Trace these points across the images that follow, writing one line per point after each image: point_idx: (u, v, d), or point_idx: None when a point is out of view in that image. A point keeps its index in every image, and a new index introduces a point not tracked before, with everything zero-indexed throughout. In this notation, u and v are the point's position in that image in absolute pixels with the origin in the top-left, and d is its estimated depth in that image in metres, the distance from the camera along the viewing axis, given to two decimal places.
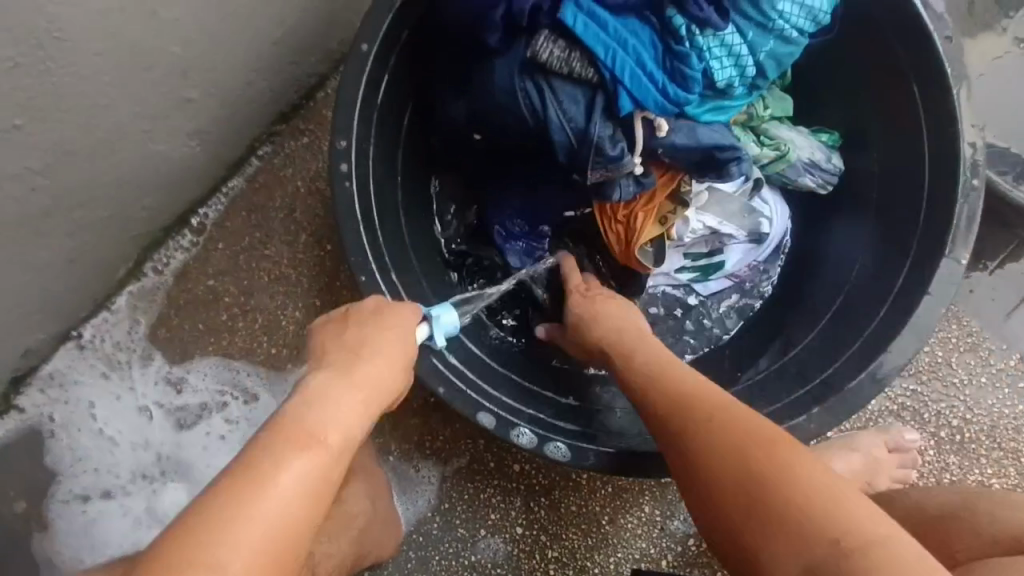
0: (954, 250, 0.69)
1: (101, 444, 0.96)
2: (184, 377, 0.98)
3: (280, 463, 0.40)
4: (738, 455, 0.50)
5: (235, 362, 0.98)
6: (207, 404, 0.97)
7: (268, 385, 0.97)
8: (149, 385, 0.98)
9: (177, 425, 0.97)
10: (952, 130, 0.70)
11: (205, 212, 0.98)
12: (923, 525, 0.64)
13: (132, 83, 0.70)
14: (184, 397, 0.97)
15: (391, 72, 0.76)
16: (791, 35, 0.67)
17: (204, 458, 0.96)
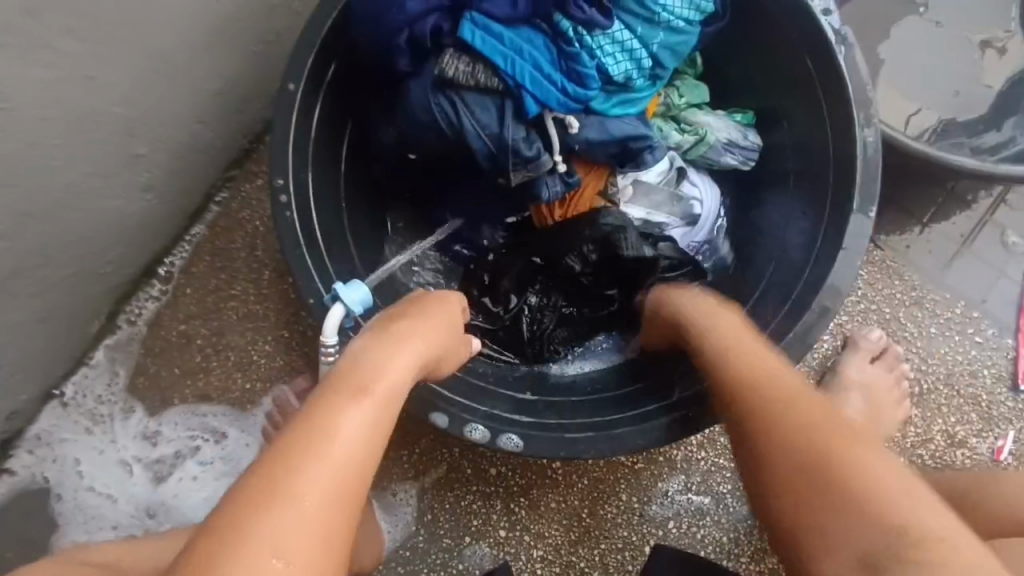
0: (861, 205, 0.74)
1: (87, 499, 0.99)
2: (158, 429, 1.01)
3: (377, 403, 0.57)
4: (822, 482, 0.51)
5: (201, 407, 1.01)
6: (180, 452, 1.01)
7: (237, 422, 1.01)
8: (129, 438, 1.01)
9: (155, 474, 1.00)
10: (845, 95, 0.75)
11: (172, 261, 1.03)
12: None
13: (79, 145, 0.74)
14: (159, 446, 1.01)
15: (321, 108, 0.80)
16: (678, 26, 0.73)
17: (186, 502, 0.99)
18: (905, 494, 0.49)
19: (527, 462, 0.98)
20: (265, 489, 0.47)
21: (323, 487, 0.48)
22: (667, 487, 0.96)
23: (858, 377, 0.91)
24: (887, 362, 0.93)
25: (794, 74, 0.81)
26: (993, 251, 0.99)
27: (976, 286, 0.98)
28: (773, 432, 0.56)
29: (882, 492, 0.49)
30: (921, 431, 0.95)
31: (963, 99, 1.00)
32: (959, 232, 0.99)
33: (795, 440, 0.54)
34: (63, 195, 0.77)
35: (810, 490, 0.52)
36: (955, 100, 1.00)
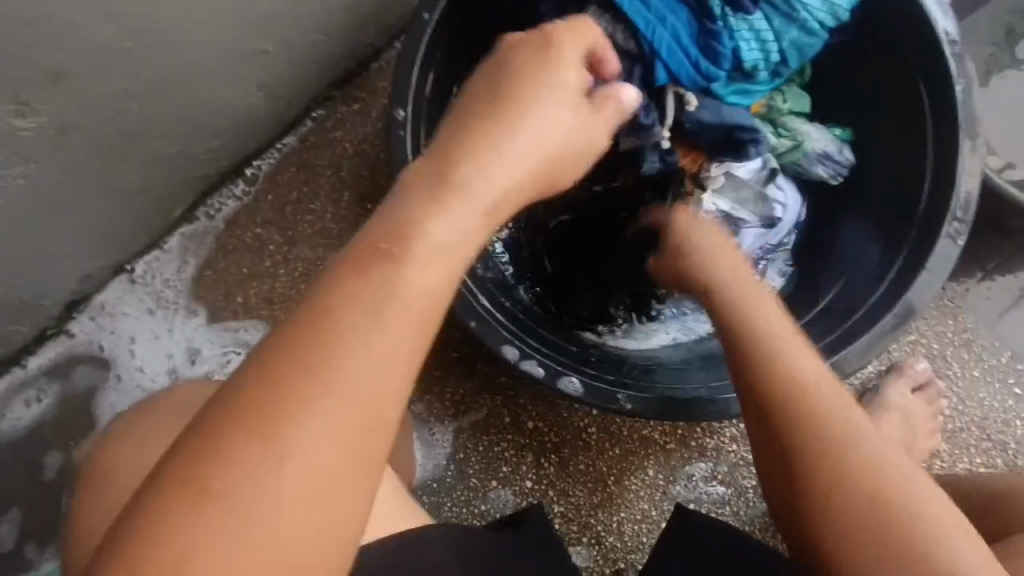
0: (949, 232, 0.77)
1: (131, 384, 1.02)
2: (198, 346, 1.03)
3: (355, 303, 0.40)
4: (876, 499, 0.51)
5: (233, 323, 1.04)
6: (211, 370, 1.03)
7: None
8: (178, 339, 1.03)
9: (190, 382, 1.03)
10: (955, 122, 0.78)
11: (259, 165, 1.06)
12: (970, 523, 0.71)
13: (221, 28, 0.77)
14: (202, 351, 1.03)
15: (449, 42, 0.83)
16: (812, 27, 0.75)
17: None
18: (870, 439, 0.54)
19: (566, 421, 1.01)
20: (241, 444, 0.37)
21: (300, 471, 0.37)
22: (693, 471, 1.00)
23: (899, 400, 0.94)
24: (929, 394, 0.96)
25: (902, 97, 0.84)
26: None
27: None
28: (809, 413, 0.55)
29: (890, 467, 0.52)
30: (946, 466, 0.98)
31: None
32: (1017, 286, 1.02)
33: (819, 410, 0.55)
34: (194, 72, 0.79)
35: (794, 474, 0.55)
36: None
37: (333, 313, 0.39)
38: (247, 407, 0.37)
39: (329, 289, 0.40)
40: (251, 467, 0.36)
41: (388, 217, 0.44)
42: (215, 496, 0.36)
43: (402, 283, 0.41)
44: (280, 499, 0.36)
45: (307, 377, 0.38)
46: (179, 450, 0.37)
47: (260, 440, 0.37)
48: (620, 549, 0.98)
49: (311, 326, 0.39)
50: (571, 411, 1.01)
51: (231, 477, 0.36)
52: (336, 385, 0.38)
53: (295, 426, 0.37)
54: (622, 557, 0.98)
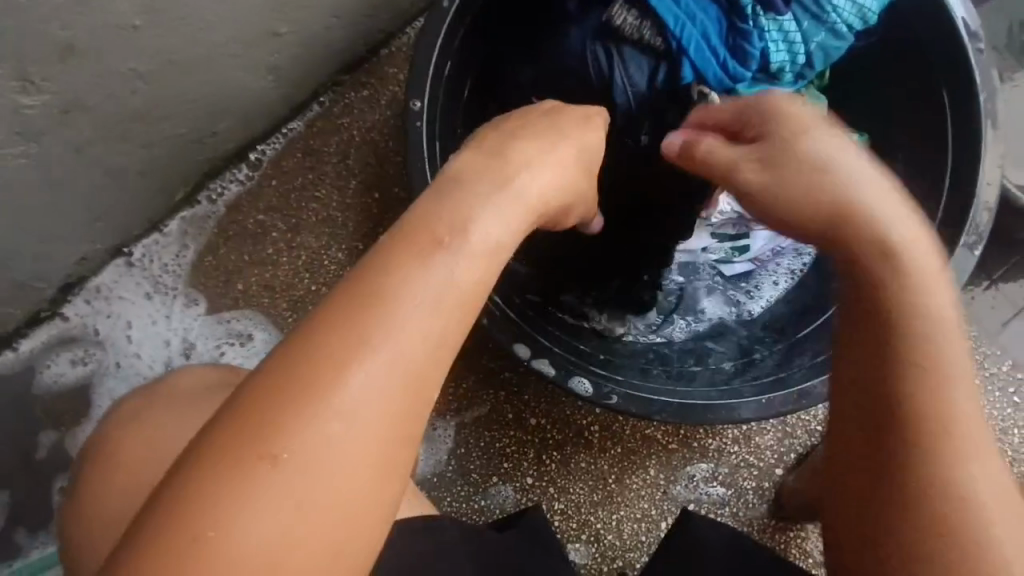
0: (967, 242, 0.76)
1: (125, 371, 1.00)
2: (191, 339, 1.01)
3: (406, 278, 0.42)
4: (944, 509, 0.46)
5: (226, 314, 1.01)
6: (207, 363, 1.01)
7: (265, 337, 1.01)
8: (173, 328, 1.01)
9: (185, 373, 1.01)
10: (976, 131, 0.77)
11: (264, 149, 1.03)
12: None
13: (236, 8, 0.75)
14: (199, 339, 1.01)
15: (468, 31, 0.81)
16: (841, 30, 0.74)
17: None
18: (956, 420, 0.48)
19: (568, 419, 1.01)
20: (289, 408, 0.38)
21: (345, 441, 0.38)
22: (694, 472, 1.00)
23: None
24: None
25: (921, 105, 0.83)
26: None
27: None
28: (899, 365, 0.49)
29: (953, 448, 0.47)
30: None
31: None
32: None
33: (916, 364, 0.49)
34: (206, 52, 0.77)
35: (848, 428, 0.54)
36: None
37: (390, 284, 0.41)
38: (309, 363, 0.39)
39: (384, 260, 0.42)
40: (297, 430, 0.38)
41: (437, 204, 0.47)
42: (276, 447, 0.37)
43: (449, 266, 0.43)
44: (333, 452, 0.38)
45: (365, 337, 0.40)
46: (231, 407, 0.39)
47: (307, 406, 0.38)
48: (619, 547, 0.98)
49: (371, 292, 0.41)
50: (574, 408, 1.01)
51: (291, 427, 0.37)
52: (392, 344, 0.40)
53: (354, 382, 0.39)
54: (621, 555, 0.98)
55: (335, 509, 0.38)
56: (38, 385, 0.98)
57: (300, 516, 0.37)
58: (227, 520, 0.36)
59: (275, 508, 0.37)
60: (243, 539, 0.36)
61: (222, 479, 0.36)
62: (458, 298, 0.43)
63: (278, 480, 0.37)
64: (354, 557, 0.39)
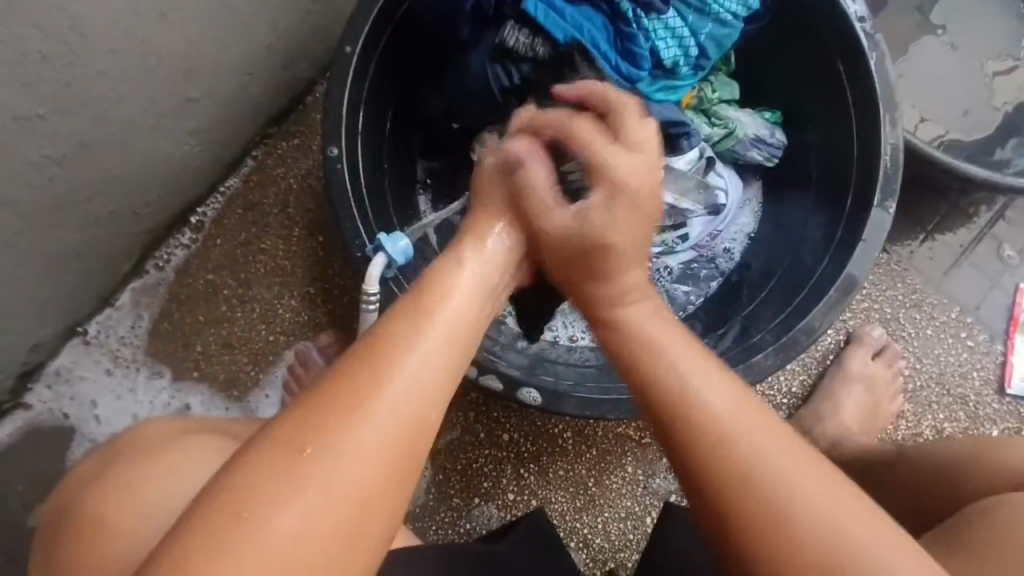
0: (881, 200, 0.79)
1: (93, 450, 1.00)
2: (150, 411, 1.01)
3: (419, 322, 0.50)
4: (772, 516, 0.45)
5: (182, 382, 1.02)
6: None
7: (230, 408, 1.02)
8: (137, 402, 1.01)
9: None
10: (873, 96, 0.80)
11: (204, 211, 1.05)
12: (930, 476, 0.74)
13: (142, 82, 0.77)
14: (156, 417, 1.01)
15: (376, 70, 0.83)
16: (726, 19, 0.78)
17: None
18: (784, 449, 0.48)
19: (540, 430, 1.01)
20: (285, 454, 0.43)
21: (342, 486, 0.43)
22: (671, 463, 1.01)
23: (861, 370, 0.98)
24: (887, 357, 0.99)
25: (821, 76, 0.86)
26: (990, 263, 1.05)
27: (971, 293, 1.04)
28: (653, 365, 0.53)
29: (766, 465, 0.47)
30: (911, 425, 1.00)
31: (971, 117, 1.06)
32: (960, 242, 1.05)
33: (655, 368, 0.52)
34: (119, 128, 0.79)
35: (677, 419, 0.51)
36: (966, 118, 1.06)
37: (405, 328, 0.49)
38: (329, 411, 0.45)
39: (398, 309, 0.51)
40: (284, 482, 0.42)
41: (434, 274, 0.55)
42: (307, 451, 0.43)
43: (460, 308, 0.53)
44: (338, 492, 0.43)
45: (382, 365, 0.47)
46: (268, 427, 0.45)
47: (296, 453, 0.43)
48: (608, 549, 0.99)
49: (386, 336, 0.49)
50: (544, 417, 1.02)
51: (323, 433, 0.44)
52: (405, 371, 0.47)
53: (376, 409, 0.45)
54: (611, 556, 0.99)
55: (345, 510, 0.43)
56: (8, 477, 0.98)
57: (321, 514, 0.42)
58: (270, 506, 0.41)
59: (303, 507, 0.42)
60: (280, 523, 0.41)
61: (237, 495, 0.41)
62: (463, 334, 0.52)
63: (310, 472, 0.43)
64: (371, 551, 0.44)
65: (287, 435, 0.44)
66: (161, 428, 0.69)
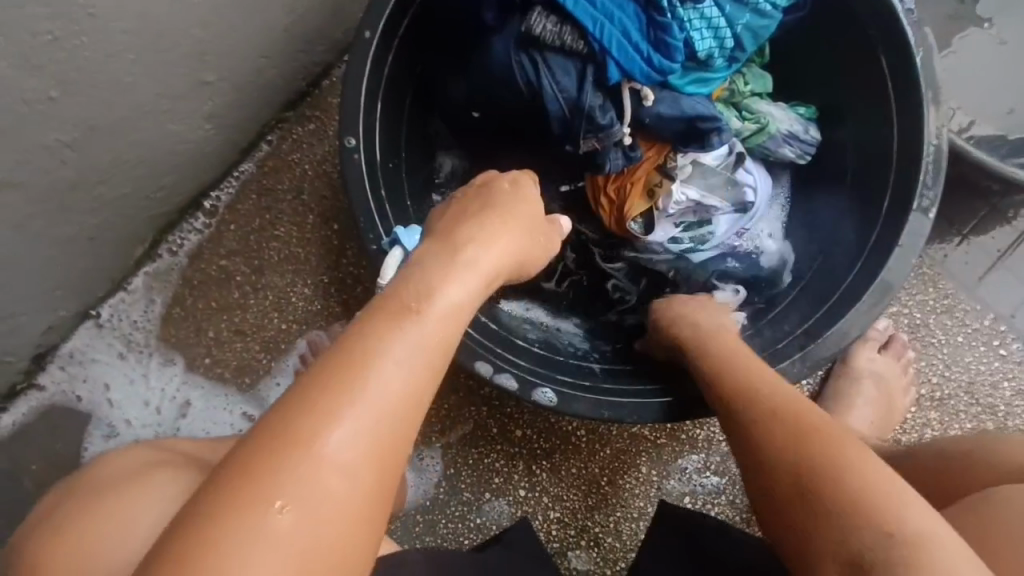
0: (921, 205, 0.76)
1: (104, 433, 0.99)
2: (161, 396, 1.01)
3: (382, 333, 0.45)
4: (789, 497, 0.52)
5: (193, 368, 1.01)
6: (179, 416, 1.00)
7: (239, 394, 1.01)
8: (147, 386, 1.01)
9: (157, 432, 1.00)
10: (917, 95, 0.76)
11: (218, 195, 1.03)
12: None
13: (155, 64, 0.74)
14: (167, 402, 1.01)
15: (395, 56, 0.80)
16: (765, 9, 0.74)
17: None
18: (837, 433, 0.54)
19: (553, 427, 1.00)
20: (235, 499, 0.38)
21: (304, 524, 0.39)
22: (686, 465, 0.99)
23: (869, 366, 0.95)
24: (894, 351, 0.97)
25: (861, 71, 0.82)
26: None
27: (1006, 300, 1.00)
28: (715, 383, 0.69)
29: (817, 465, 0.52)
30: (937, 434, 0.97)
31: (1015, 116, 1.01)
32: (997, 247, 1.01)
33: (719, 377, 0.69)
34: (132, 111, 0.76)
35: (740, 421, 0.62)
36: (1010, 117, 1.01)
37: (365, 343, 0.44)
38: (286, 444, 0.40)
39: (365, 327, 0.45)
40: (238, 526, 0.38)
41: (404, 284, 0.49)
42: (272, 499, 0.39)
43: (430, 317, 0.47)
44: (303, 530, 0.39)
45: (349, 398, 0.42)
46: (214, 483, 0.40)
47: (251, 493, 0.39)
48: (619, 549, 0.97)
49: (351, 362, 0.43)
50: (559, 415, 1.00)
51: (277, 471, 0.39)
52: (375, 399, 0.42)
53: (338, 435, 0.41)
54: (622, 556, 0.97)
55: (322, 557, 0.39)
56: (21, 457, 0.98)
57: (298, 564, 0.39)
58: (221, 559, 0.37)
59: (264, 552, 0.38)
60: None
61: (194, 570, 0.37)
62: (442, 355, 0.46)
63: (282, 520, 0.39)
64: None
65: (239, 474, 0.39)
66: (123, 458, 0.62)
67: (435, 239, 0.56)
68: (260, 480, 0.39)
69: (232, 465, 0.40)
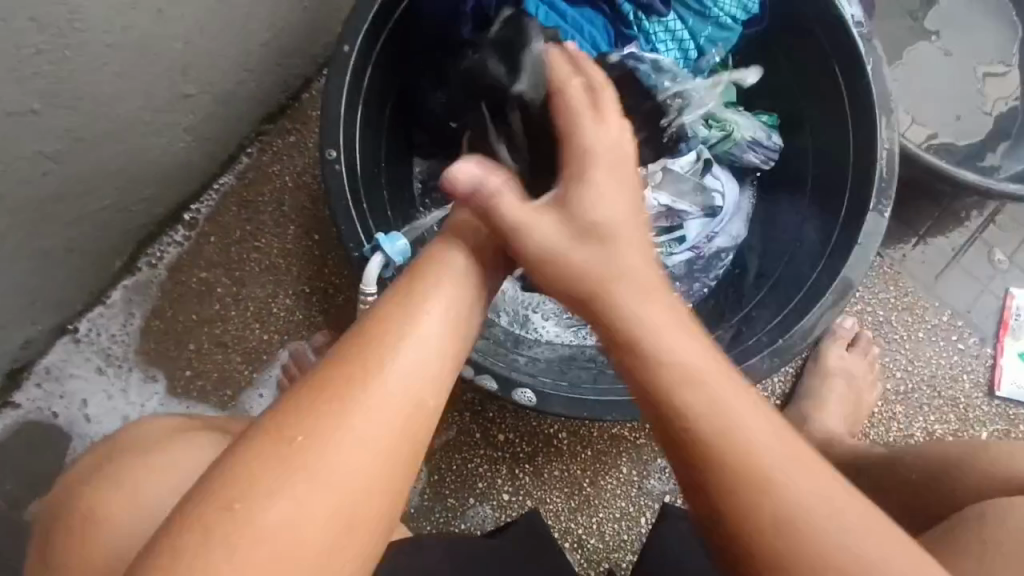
0: (877, 206, 0.80)
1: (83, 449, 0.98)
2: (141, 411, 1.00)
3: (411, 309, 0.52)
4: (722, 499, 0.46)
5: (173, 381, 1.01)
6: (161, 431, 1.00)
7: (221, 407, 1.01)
8: (126, 401, 1.00)
9: None
10: (871, 101, 0.81)
11: (198, 208, 1.04)
12: (918, 474, 0.75)
13: (138, 77, 0.76)
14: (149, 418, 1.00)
15: (374, 68, 0.83)
16: (725, 22, 0.79)
17: None
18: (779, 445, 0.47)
19: (535, 430, 1.01)
20: (272, 451, 0.43)
21: (341, 478, 0.43)
22: (665, 464, 1.02)
23: (837, 363, 0.98)
24: (861, 349, 1.01)
25: (818, 79, 0.87)
26: (981, 267, 1.06)
27: (962, 297, 1.05)
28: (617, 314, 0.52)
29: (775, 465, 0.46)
30: (903, 427, 1.02)
31: (964, 123, 1.07)
32: (952, 246, 1.06)
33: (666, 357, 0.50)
34: (113, 124, 0.78)
35: (675, 386, 0.49)
36: (958, 124, 1.07)
37: (396, 319, 0.51)
38: (320, 405, 0.45)
39: (392, 308, 0.51)
40: (274, 476, 0.42)
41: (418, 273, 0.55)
42: (302, 439, 0.44)
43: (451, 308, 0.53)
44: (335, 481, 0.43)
45: (376, 369, 0.47)
46: (250, 441, 0.44)
47: (287, 452, 0.43)
48: (602, 549, 0.99)
49: (379, 338, 0.49)
50: (540, 418, 1.02)
51: (314, 424, 0.44)
52: (406, 365, 0.48)
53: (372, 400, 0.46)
54: (606, 557, 0.99)
55: (346, 509, 0.43)
56: None
57: (323, 506, 0.43)
58: (265, 497, 0.42)
59: (300, 495, 0.42)
60: (271, 514, 0.41)
61: (235, 507, 0.41)
62: (455, 356, 0.52)
63: (308, 462, 0.43)
64: (368, 545, 0.44)
65: (274, 430, 0.44)
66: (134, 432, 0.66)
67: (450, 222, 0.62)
68: (295, 432, 0.44)
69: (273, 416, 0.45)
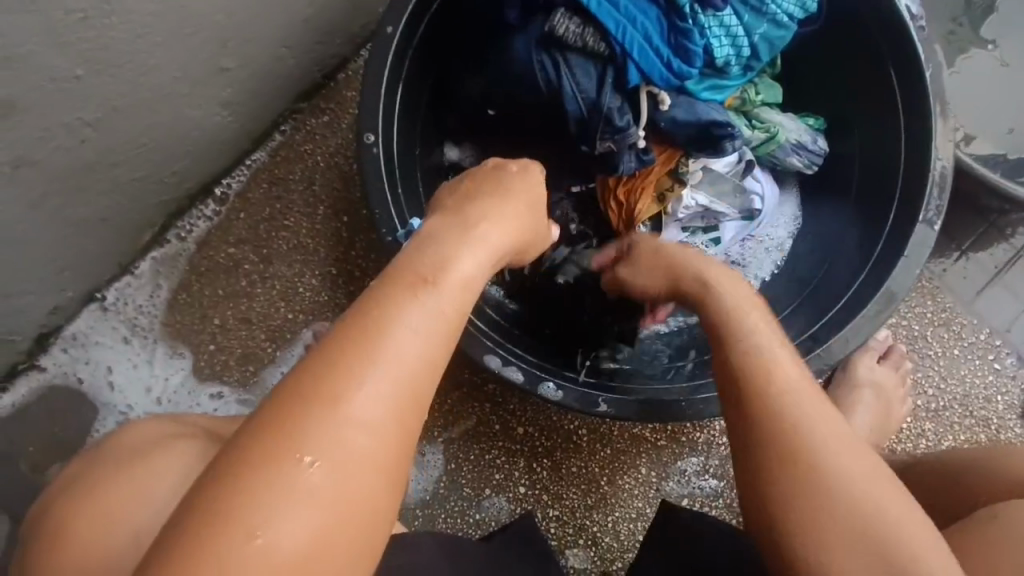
0: (926, 217, 0.78)
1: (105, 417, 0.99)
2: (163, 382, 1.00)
3: (397, 299, 0.46)
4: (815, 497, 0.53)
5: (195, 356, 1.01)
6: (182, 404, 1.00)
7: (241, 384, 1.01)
8: (149, 371, 1.01)
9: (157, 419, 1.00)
10: (927, 108, 0.78)
11: (229, 183, 1.03)
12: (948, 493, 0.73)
13: (179, 48, 0.75)
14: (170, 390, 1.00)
15: (416, 50, 0.81)
16: (782, 20, 0.76)
17: None
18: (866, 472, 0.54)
19: (555, 425, 1.01)
20: (256, 464, 0.39)
21: (328, 489, 0.40)
22: (685, 467, 1.00)
23: (868, 376, 0.96)
24: (892, 362, 0.98)
25: (871, 83, 0.84)
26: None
27: (1002, 315, 1.02)
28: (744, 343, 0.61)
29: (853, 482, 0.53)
30: (932, 444, 0.99)
31: (1017, 136, 1.04)
32: (994, 263, 1.03)
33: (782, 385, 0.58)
34: (152, 94, 0.77)
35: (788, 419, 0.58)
36: (1010, 137, 1.04)
37: (379, 311, 0.45)
38: (308, 405, 0.41)
39: (378, 295, 0.46)
40: (260, 492, 0.39)
41: (413, 260, 0.50)
42: (302, 453, 0.40)
43: (439, 301, 0.47)
44: (326, 496, 0.40)
45: (370, 363, 0.43)
46: (232, 451, 0.40)
47: (269, 463, 0.39)
48: (617, 548, 0.98)
49: (365, 330, 0.44)
50: (561, 413, 1.01)
51: (299, 431, 0.40)
52: (395, 356, 0.44)
53: (362, 395, 0.42)
54: (619, 556, 0.98)
55: (356, 519, 0.41)
56: (20, 438, 0.97)
57: (331, 523, 0.40)
58: (256, 513, 0.38)
59: (293, 513, 0.39)
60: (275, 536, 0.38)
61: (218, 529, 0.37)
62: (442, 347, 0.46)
63: (306, 478, 0.40)
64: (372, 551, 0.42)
65: (255, 441, 0.40)
66: (145, 423, 0.67)
67: (444, 212, 0.58)
68: (287, 440, 0.40)
69: (255, 425, 0.41)
